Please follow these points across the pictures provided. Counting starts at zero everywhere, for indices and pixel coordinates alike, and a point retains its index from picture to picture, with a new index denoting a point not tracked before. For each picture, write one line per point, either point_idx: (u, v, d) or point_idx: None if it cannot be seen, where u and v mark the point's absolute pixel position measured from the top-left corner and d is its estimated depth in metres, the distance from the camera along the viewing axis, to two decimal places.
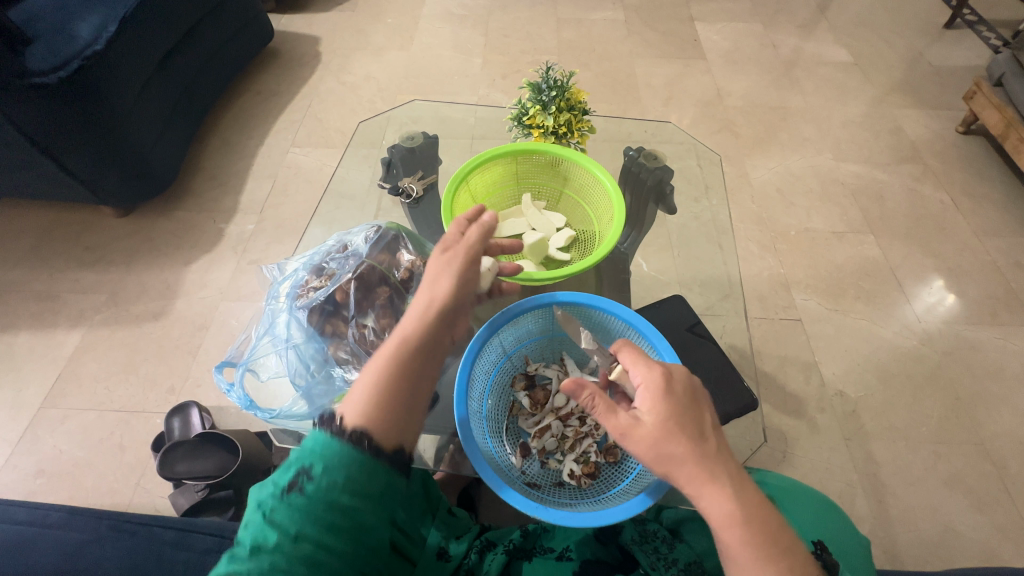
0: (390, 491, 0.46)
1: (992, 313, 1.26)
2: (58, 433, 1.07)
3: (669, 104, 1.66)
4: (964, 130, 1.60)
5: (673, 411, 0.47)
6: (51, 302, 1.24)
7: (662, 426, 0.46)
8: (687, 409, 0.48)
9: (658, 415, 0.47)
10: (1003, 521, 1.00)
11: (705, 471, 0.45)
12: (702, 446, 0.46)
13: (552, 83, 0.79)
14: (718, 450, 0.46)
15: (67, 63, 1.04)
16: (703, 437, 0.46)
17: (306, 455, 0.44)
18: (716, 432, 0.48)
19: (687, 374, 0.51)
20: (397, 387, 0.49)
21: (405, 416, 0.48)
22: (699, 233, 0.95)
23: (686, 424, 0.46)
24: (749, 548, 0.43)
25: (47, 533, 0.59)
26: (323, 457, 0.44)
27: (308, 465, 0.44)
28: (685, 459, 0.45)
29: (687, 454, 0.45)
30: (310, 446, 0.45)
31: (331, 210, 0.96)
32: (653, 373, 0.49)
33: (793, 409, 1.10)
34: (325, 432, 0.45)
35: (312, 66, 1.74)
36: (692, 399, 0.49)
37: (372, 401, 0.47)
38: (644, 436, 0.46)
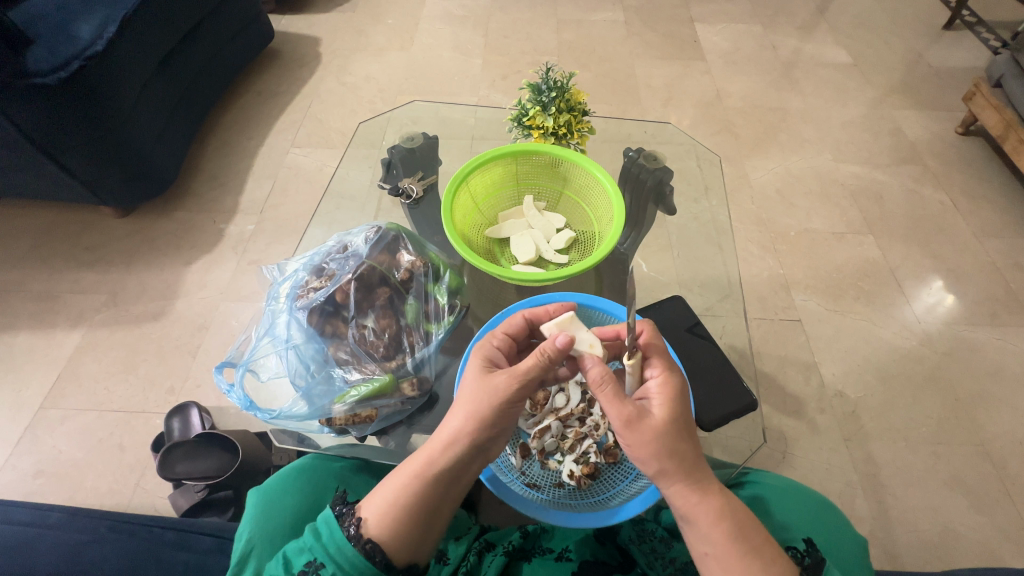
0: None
1: (991, 314, 1.26)
2: (58, 433, 1.07)
3: (669, 104, 1.66)
4: (963, 131, 1.60)
5: (680, 414, 0.51)
6: (51, 302, 1.24)
7: (671, 424, 0.50)
8: (687, 417, 0.52)
9: (670, 415, 0.50)
10: (1003, 522, 1.00)
11: (698, 465, 0.49)
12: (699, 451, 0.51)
13: (552, 84, 0.79)
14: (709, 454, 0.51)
15: (68, 63, 1.04)
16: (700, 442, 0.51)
17: (319, 549, 0.48)
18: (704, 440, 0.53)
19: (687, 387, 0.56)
20: (418, 506, 0.50)
21: (424, 529, 0.50)
22: (699, 234, 0.95)
23: (686, 429, 0.51)
24: (733, 542, 0.46)
25: (47, 534, 0.59)
26: (333, 558, 0.48)
27: (318, 562, 0.47)
28: (687, 458, 0.49)
29: (683, 450, 0.49)
30: (324, 542, 0.48)
31: (332, 210, 0.96)
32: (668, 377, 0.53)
33: (793, 410, 1.11)
34: (342, 530, 0.49)
35: (313, 67, 1.74)
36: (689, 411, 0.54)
37: (391, 516, 0.49)
38: (650, 427, 0.49)
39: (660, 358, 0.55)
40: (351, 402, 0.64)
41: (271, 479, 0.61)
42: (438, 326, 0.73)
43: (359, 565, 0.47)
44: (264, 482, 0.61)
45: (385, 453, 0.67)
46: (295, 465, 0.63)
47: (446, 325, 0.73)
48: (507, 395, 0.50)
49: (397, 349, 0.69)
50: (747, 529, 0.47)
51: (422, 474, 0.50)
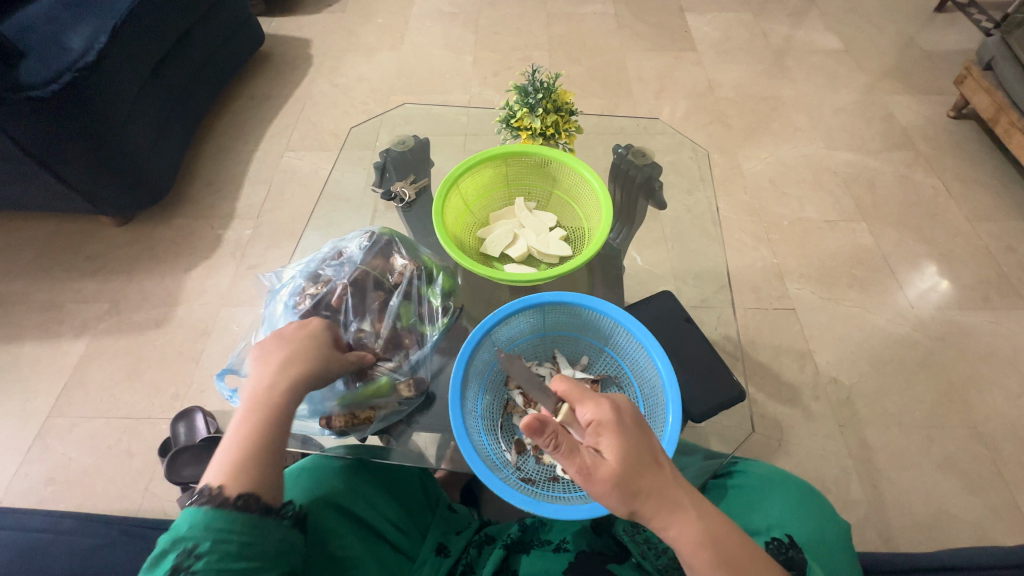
0: (280, 547, 0.51)
1: (984, 297, 1.27)
2: (66, 441, 1.09)
3: (661, 96, 1.66)
4: (954, 115, 1.61)
5: (629, 446, 0.49)
6: (55, 312, 1.25)
7: (624, 464, 0.48)
8: (641, 441, 0.50)
9: (619, 454, 0.48)
10: (996, 502, 1.02)
11: (670, 500, 0.49)
12: (663, 475, 0.50)
13: (538, 86, 0.79)
14: (674, 479, 0.50)
15: (59, 76, 1.04)
16: (658, 464, 0.50)
17: (189, 536, 0.47)
18: (664, 456, 0.51)
19: (632, 404, 0.53)
20: (264, 448, 0.53)
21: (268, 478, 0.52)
22: (691, 227, 0.96)
23: (643, 459, 0.49)
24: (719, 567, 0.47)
25: (61, 539, 0.61)
26: (210, 539, 0.47)
27: (190, 546, 0.46)
28: (650, 492, 0.49)
29: (652, 487, 0.49)
30: (193, 530, 0.47)
31: (327, 214, 0.97)
32: (602, 409, 0.50)
33: (788, 397, 1.12)
34: (204, 510, 0.48)
35: (304, 70, 1.74)
36: (644, 429, 0.52)
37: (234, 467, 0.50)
38: (606, 474, 0.48)
39: (587, 395, 0.52)
40: (350, 402, 0.66)
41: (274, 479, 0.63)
42: (432, 328, 0.74)
43: (236, 523, 0.48)
44: None
45: (385, 451, 0.69)
46: (297, 467, 0.64)
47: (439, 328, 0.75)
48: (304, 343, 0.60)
49: (394, 351, 0.70)
50: (730, 543, 0.49)
51: (258, 410, 0.54)
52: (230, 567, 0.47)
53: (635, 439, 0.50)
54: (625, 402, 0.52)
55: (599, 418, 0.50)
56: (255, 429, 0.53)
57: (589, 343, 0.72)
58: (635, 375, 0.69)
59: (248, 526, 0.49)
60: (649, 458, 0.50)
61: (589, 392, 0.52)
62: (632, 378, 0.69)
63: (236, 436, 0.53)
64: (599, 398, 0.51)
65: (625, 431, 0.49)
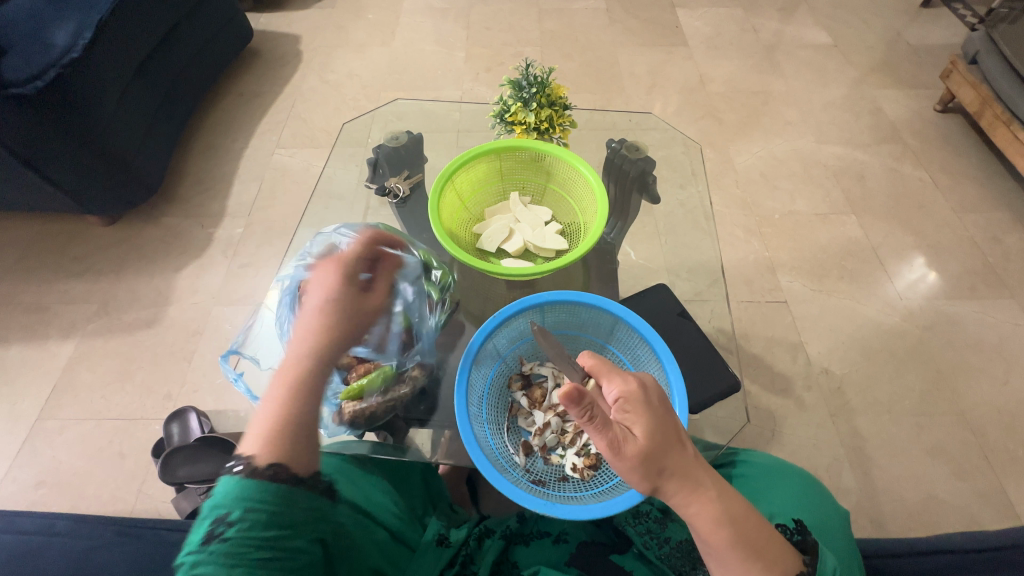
0: (310, 515, 0.50)
1: (970, 288, 1.29)
2: (57, 443, 1.07)
3: (653, 92, 1.67)
4: (941, 108, 1.63)
5: (655, 423, 0.49)
6: (42, 313, 1.23)
7: (652, 441, 0.48)
8: (666, 419, 0.50)
9: (647, 430, 0.49)
10: (983, 487, 1.04)
11: (691, 479, 0.49)
12: (685, 455, 0.50)
13: (532, 80, 0.79)
14: (696, 457, 0.51)
15: (44, 72, 1.03)
16: (682, 444, 0.50)
17: (224, 503, 0.47)
18: (687, 436, 0.52)
19: (657, 384, 0.53)
20: (290, 422, 0.52)
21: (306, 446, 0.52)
22: (685, 220, 0.97)
23: (668, 438, 0.49)
24: (735, 548, 0.48)
25: (55, 541, 0.60)
26: (243, 507, 0.47)
27: (223, 513, 0.46)
28: (674, 470, 0.49)
29: (675, 465, 0.49)
30: (224, 498, 0.47)
31: (320, 211, 0.96)
32: (630, 385, 0.50)
33: (780, 388, 1.14)
34: (234, 477, 0.48)
35: (293, 66, 1.73)
36: (669, 409, 0.52)
37: (275, 437, 0.51)
38: (634, 452, 0.48)
39: (615, 370, 0.51)
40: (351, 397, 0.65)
41: None
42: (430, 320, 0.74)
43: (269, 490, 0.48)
44: None
45: (382, 447, 0.69)
46: None
47: (439, 319, 0.76)
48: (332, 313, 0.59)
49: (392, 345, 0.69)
50: (745, 524, 0.48)
51: (297, 382, 0.54)
52: (263, 534, 0.46)
53: (661, 418, 0.50)
54: (650, 380, 0.52)
55: (627, 395, 0.50)
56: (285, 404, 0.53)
57: (590, 340, 0.72)
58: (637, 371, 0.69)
59: (280, 494, 0.48)
60: (674, 437, 0.50)
61: (619, 368, 0.51)
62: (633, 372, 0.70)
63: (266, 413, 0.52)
64: (628, 375, 0.51)
65: (652, 408, 0.49)
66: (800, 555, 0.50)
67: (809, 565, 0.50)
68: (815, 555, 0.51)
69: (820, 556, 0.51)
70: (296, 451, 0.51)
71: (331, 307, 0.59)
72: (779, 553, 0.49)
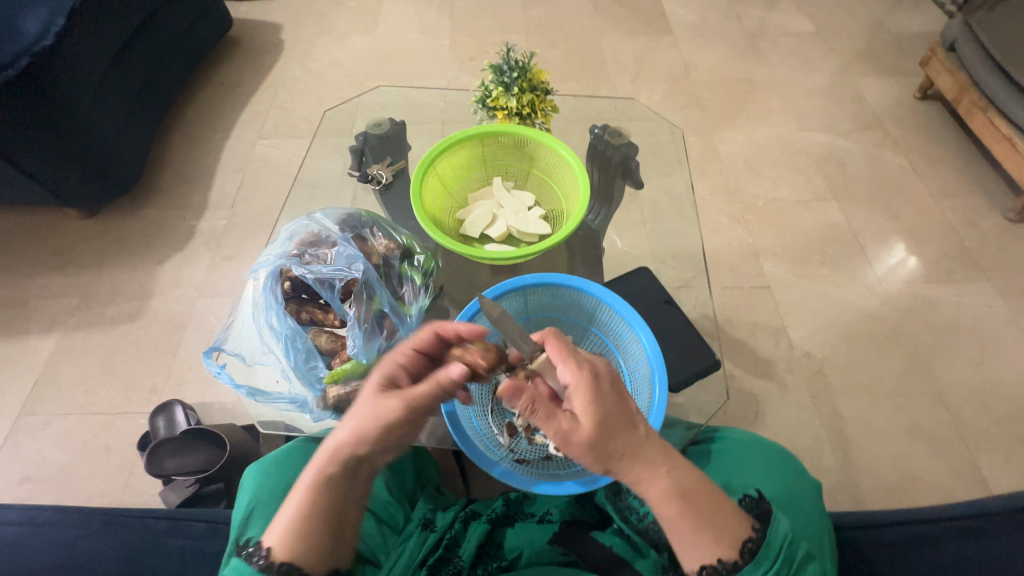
0: None
1: (947, 271, 1.32)
2: (40, 439, 1.06)
3: (638, 80, 1.67)
4: (920, 95, 1.65)
5: (601, 409, 0.50)
6: (21, 308, 1.21)
7: (596, 427, 0.49)
8: (614, 404, 0.51)
9: (591, 417, 0.50)
10: (957, 463, 1.08)
11: (641, 458, 0.50)
12: (635, 436, 0.51)
13: (513, 65, 0.79)
14: (646, 437, 0.51)
15: (15, 60, 1.00)
16: (632, 427, 0.51)
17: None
18: (642, 418, 0.52)
19: (608, 367, 0.54)
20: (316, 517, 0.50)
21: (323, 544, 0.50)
22: (669, 207, 0.98)
23: (616, 422, 0.50)
24: (688, 519, 0.48)
25: (39, 531, 0.60)
26: None
27: None
28: (623, 453, 0.50)
29: (624, 449, 0.50)
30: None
31: (304, 201, 0.96)
32: (578, 374, 0.51)
33: (764, 371, 1.16)
34: (251, 566, 0.48)
35: (275, 55, 1.70)
36: (619, 392, 0.53)
37: (296, 539, 0.49)
38: (580, 437, 0.50)
39: (564, 360, 0.52)
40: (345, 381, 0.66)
41: (269, 455, 0.65)
42: (413, 307, 0.75)
43: None
44: (262, 458, 0.65)
45: None
46: (288, 446, 0.66)
47: (422, 304, 0.76)
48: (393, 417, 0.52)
49: (378, 332, 0.69)
50: (703, 497, 0.49)
51: (320, 473, 0.51)
52: None
53: (608, 402, 0.51)
54: (603, 366, 0.53)
55: (573, 383, 0.51)
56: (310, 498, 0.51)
57: (574, 323, 0.73)
58: (619, 353, 0.70)
59: None
60: (624, 420, 0.51)
61: (571, 353, 0.52)
62: (616, 354, 0.71)
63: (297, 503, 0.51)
64: (576, 360, 0.52)
65: (598, 395, 0.50)
66: (750, 521, 0.50)
67: (759, 531, 0.49)
68: (765, 523, 0.50)
69: (772, 523, 0.50)
70: (322, 552, 0.49)
71: (377, 418, 0.52)
72: (733, 518, 0.49)
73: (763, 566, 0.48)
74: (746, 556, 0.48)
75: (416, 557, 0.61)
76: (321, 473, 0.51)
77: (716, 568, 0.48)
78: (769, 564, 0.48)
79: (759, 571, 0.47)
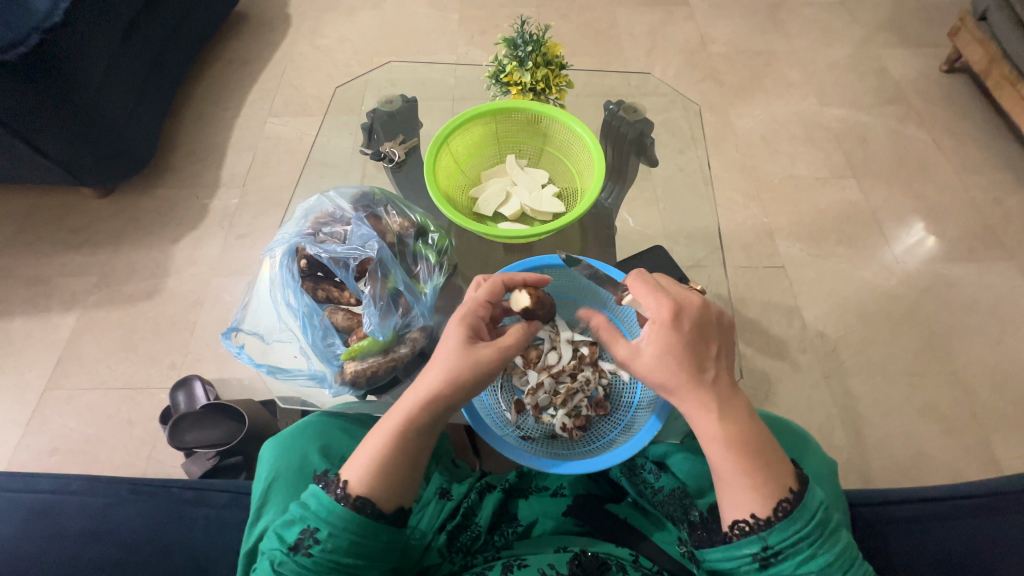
0: (388, 545, 0.52)
1: (968, 250, 1.30)
2: (66, 412, 1.10)
3: (653, 54, 1.62)
4: (947, 68, 1.59)
5: (672, 347, 0.53)
6: (42, 286, 1.24)
7: (658, 359, 0.53)
8: (688, 345, 0.53)
9: (659, 349, 0.53)
10: (970, 443, 1.08)
11: (701, 397, 0.53)
12: (699, 378, 0.53)
13: (528, 38, 0.77)
14: (711, 381, 0.53)
15: (26, 37, 0.99)
16: (701, 367, 0.53)
17: (311, 518, 0.51)
18: (718, 361, 0.54)
19: (698, 309, 0.55)
20: (400, 457, 0.53)
21: (401, 483, 0.53)
22: (684, 184, 0.96)
23: (683, 361, 0.53)
24: (731, 463, 0.51)
25: (72, 499, 0.63)
26: (325, 521, 0.50)
27: (312, 527, 0.50)
28: (682, 388, 0.53)
29: (686, 386, 0.53)
30: (313, 511, 0.51)
31: (316, 179, 0.95)
32: (663, 308, 0.54)
33: (775, 351, 1.16)
34: (330, 497, 0.51)
35: (283, 30, 1.67)
36: (699, 335, 0.54)
37: (377, 477, 0.52)
38: (641, 364, 0.54)
39: (653, 294, 0.55)
40: (363, 357, 0.68)
41: (286, 429, 0.66)
42: (428, 285, 0.75)
43: (355, 521, 0.50)
44: (278, 433, 0.65)
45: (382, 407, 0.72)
46: (304, 423, 0.67)
47: (438, 282, 0.76)
48: (484, 366, 0.55)
49: (394, 310, 0.70)
50: (743, 448, 0.51)
51: (405, 420, 0.54)
52: (340, 558, 0.50)
53: (682, 344, 0.53)
54: (689, 309, 0.55)
55: (656, 316, 0.54)
56: (393, 442, 0.53)
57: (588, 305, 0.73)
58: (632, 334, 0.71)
59: (362, 527, 0.50)
60: (696, 362, 0.54)
61: (657, 289, 0.55)
62: None
63: (379, 445, 0.54)
64: (661, 296, 0.55)
65: (673, 333, 0.53)
66: (788, 483, 0.50)
67: (796, 493, 0.50)
68: (803, 487, 0.50)
69: (809, 487, 0.50)
70: (398, 484, 0.53)
71: (461, 367, 0.55)
72: (772, 471, 0.50)
73: (799, 524, 0.48)
74: (780, 513, 0.49)
75: (434, 524, 0.62)
76: (405, 416, 0.54)
77: (749, 523, 0.49)
78: (805, 523, 0.48)
79: (793, 528, 0.48)
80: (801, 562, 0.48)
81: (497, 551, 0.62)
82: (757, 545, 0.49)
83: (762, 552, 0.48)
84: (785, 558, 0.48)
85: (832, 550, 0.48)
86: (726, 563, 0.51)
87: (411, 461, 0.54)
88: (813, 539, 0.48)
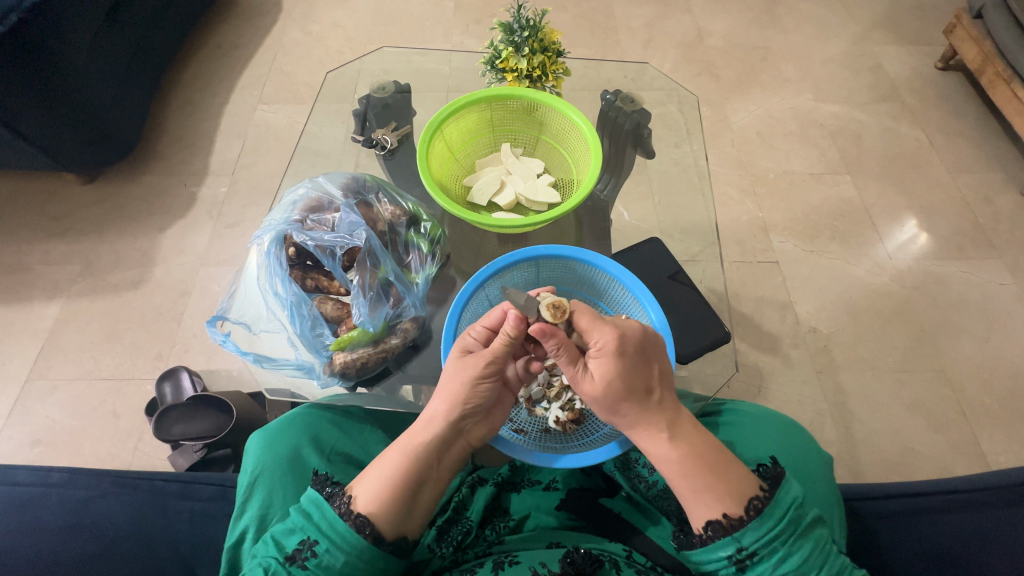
0: (383, 570, 0.51)
1: (959, 248, 1.30)
2: (49, 404, 1.07)
3: (649, 46, 1.61)
4: (942, 66, 1.59)
5: (618, 372, 0.53)
6: (24, 274, 1.21)
7: (607, 383, 0.54)
8: (633, 368, 0.54)
9: (603, 374, 0.54)
10: (957, 439, 1.08)
11: (647, 418, 0.54)
12: (645, 400, 0.54)
13: (524, 23, 0.75)
14: (659, 403, 0.54)
15: (4, 16, 0.95)
16: (647, 391, 0.54)
17: (312, 528, 0.50)
18: (662, 382, 0.55)
19: (640, 331, 0.55)
20: (405, 481, 0.53)
21: (404, 506, 0.52)
22: (679, 178, 0.95)
23: (632, 384, 0.54)
24: (686, 479, 0.52)
25: (52, 492, 0.61)
26: (326, 535, 0.50)
27: (312, 540, 0.49)
28: (630, 412, 0.55)
29: (633, 407, 0.54)
30: (315, 522, 0.51)
31: (306, 168, 0.93)
32: (607, 336, 0.54)
33: (769, 346, 1.16)
34: (334, 509, 0.51)
35: (273, 16, 1.63)
36: (643, 358, 0.55)
37: (377, 498, 0.52)
38: (588, 388, 0.55)
39: (592, 323, 0.55)
40: (351, 348, 0.66)
41: (273, 423, 0.65)
42: (419, 275, 0.74)
43: (353, 542, 0.49)
44: (266, 426, 0.64)
45: (374, 397, 0.71)
46: (293, 415, 0.65)
47: (428, 273, 0.75)
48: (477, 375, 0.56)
49: (384, 301, 0.68)
50: (700, 462, 0.52)
51: (412, 445, 0.55)
52: None
53: (627, 365, 0.54)
54: (629, 332, 0.54)
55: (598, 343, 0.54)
56: (401, 469, 0.54)
57: (584, 299, 0.73)
58: None
59: (359, 549, 0.49)
60: (643, 385, 0.55)
61: (598, 319, 0.55)
62: None
63: (385, 469, 0.54)
64: (604, 324, 0.54)
65: (616, 358, 0.53)
66: (758, 482, 0.51)
67: (766, 491, 0.50)
68: (774, 483, 0.50)
69: (781, 484, 0.50)
70: (398, 505, 0.52)
71: (459, 379, 0.56)
72: (734, 475, 0.51)
73: (770, 523, 0.48)
74: (752, 512, 0.49)
75: None
76: (414, 436, 0.56)
77: (721, 525, 0.49)
78: (776, 521, 0.48)
79: (765, 529, 0.48)
80: (777, 562, 0.48)
81: (488, 546, 0.61)
82: (732, 547, 0.49)
83: (737, 554, 0.49)
84: (761, 559, 0.48)
85: (806, 546, 0.48)
86: (708, 565, 0.50)
87: (414, 489, 0.54)
88: (786, 537, 0.48)
